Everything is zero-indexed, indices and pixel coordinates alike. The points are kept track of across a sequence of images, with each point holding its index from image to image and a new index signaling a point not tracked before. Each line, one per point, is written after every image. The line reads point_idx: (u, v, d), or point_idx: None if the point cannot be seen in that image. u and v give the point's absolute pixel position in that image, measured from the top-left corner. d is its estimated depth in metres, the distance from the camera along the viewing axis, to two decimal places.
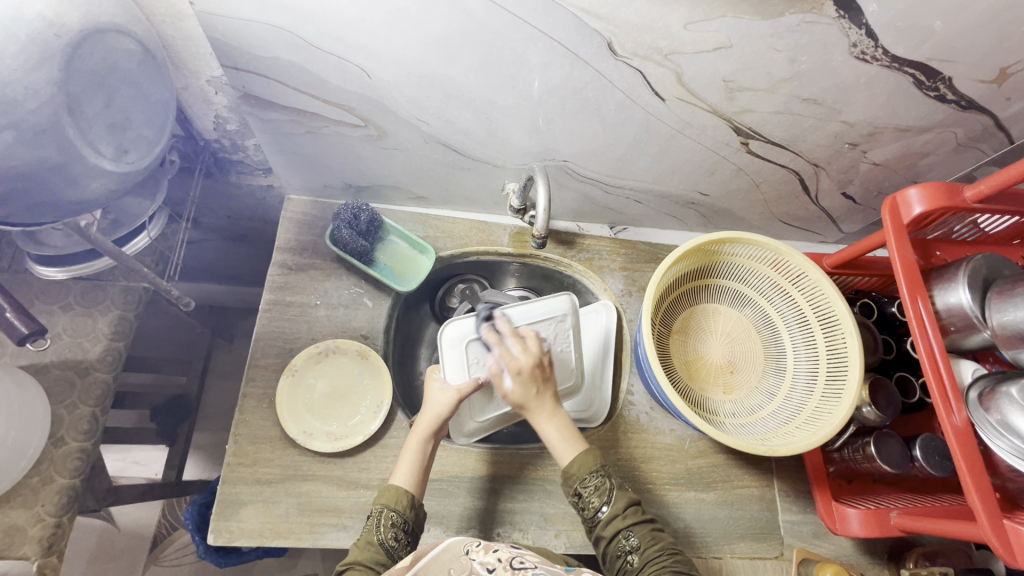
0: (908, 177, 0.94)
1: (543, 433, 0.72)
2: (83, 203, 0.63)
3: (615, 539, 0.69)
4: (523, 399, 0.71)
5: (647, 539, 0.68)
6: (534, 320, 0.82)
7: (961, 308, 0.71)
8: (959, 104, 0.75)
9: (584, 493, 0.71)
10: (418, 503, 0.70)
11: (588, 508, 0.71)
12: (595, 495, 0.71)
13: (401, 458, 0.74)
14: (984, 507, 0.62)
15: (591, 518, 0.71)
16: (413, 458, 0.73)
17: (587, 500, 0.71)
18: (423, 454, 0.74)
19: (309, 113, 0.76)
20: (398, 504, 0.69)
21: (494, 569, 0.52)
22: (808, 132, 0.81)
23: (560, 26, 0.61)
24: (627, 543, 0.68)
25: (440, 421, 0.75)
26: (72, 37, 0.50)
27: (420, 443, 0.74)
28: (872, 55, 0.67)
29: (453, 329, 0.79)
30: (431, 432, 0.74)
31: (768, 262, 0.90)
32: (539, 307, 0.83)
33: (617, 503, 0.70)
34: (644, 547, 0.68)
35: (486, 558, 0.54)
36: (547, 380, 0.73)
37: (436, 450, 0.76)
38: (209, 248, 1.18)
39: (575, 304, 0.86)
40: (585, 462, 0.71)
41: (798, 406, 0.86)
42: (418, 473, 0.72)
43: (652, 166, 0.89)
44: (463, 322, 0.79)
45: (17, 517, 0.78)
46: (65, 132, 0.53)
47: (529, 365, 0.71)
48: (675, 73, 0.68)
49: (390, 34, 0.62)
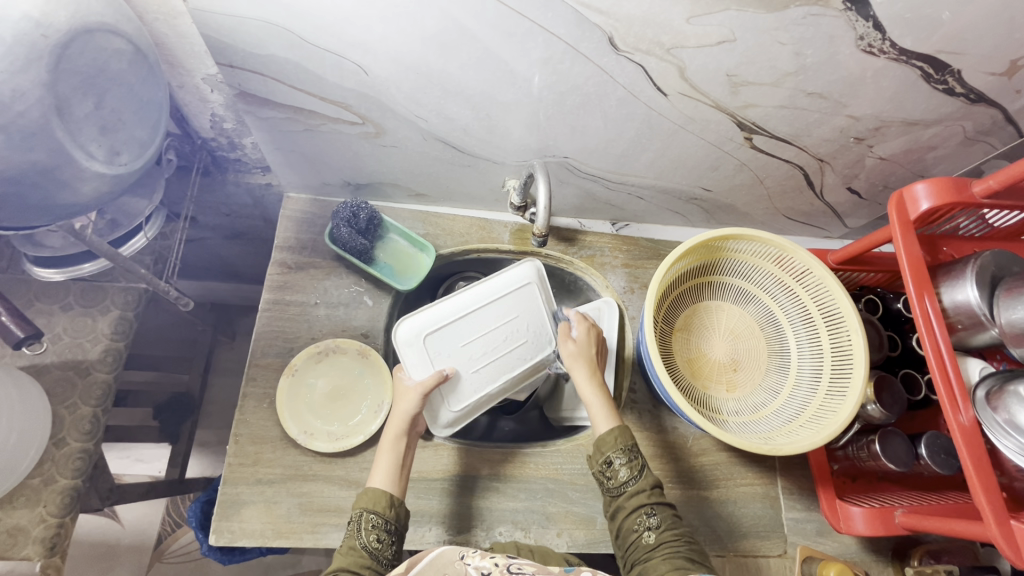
0: (914, 171, 0.93)
1: (585, 395, 0.77)
2: (77, 205, 0.62)
3: (634, 514, 0.68)
4: (583, 353, 0.81)
5: (668, 521, 0.68)
6: (491, 297, 0.82)
7: (969, 305, 0.70)
8: (967, 98, 0.74)
9: (613, 463, 0.71)
10: (396, 503, 0.70)
11: (614, 478, 0.71)
12: (625, 468, 0.71)
13: (379, 458, 0.74)
14: (991, 508, 0.61)
15: (617, 487, 0.70)
16: (389, 459, 0.73)
17: (616, 471, 0.71)
18: (399, 453, 0.74)
19: (306, 111, 0.75)
20: (377, 505, 0.69)
21: (490, 573, 0.53)
22: (813, 127, 0.79)
23: (560, 20, 0.60)
24: (647, 521, 0.67)
25: (411, 420, 0.76)
26: (60, 37, 0.49)
27: (395, 442, 0.75)
28: (879, 47, 0.65)
29: (408, 326, 0.78)
30: (403, 431, 0.75)
31: (772, 258, 0.89)
32: (502, 280, 0.83)
33: (646, 479, 0.70)
34: (663, 527, 0.67)
35: (481, 563, 0.54)
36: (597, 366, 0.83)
37: (412, 450, 0.77)
38: (209, 246, 1.17)
39: (541, 270, 0.86)
40: (619, 436, 0.72)
41: (802, 403, 0.85)
42: (396, 475, 0.73)
43: (654, 161, 0.87)
44: (415, 318, 0.78)
45: (19, 518, 0.78)
46: (54, 134, 0.52)
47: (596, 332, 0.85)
48: (678, 68, 0.67)
49: (387, 30, 0.61)
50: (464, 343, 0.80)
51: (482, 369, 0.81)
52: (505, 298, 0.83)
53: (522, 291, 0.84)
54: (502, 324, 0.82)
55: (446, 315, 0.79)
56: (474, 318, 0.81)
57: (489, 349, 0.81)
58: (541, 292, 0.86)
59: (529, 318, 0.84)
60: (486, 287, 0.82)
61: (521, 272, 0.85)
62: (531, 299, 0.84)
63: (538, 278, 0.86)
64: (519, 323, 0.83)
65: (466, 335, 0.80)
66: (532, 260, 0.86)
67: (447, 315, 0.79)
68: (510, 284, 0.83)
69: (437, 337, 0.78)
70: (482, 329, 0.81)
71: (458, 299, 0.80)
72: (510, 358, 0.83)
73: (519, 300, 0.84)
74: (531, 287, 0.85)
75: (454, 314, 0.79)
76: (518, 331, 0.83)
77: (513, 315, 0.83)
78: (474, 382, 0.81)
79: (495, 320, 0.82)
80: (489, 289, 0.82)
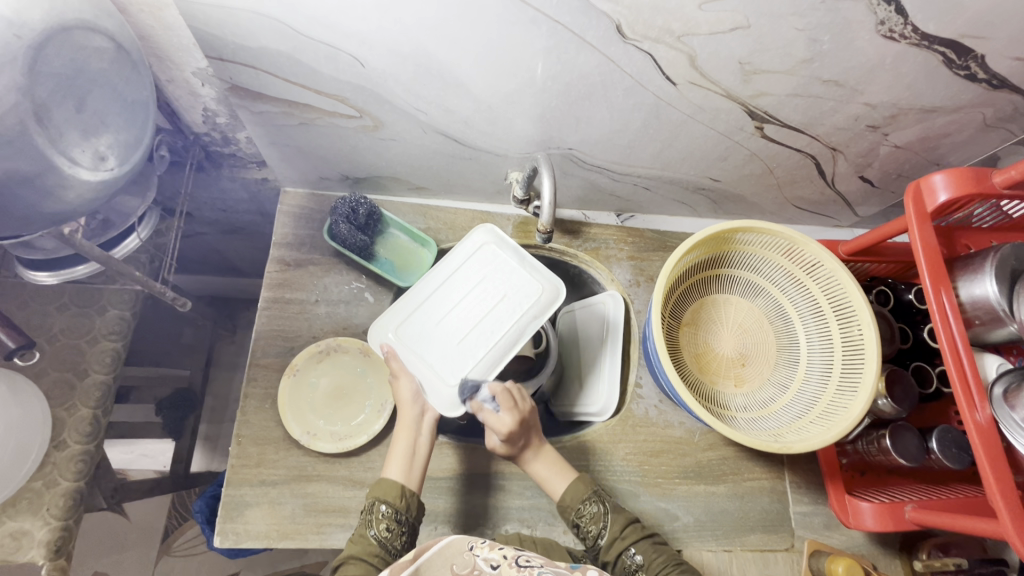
0: (930, 159, 0.90)
1: (535, 473, 0.75)
2: (65, 212, 0.60)
3: (618, 560, 0.70)
4: (513, 451, 0.74)
5: (651, 554, 0.70)
6: (455, 266, 0.81)
7: (988, 301, 0.68)
8: (990, 84, 0.71)
9: (581, 522, 0.72)
10: (408, 494, 0.69)
11: (587, 536, 0.72)
12: (592, 522, 0.72)
13: (392, 450, 0.73)
14: (1008, 507, 0.60)
15: (592, 544, 0.71)
16: (403, 450, 0.72)
17: (586, 529, 0.72)
18: (411, 445, 0.73)
19: (301, 105, 0.73)
20: (389, 495, 0.68)
21: (499, 565, 0.53)
22: (827, 115, 0.76)
23: (565, 8, 0.57)
24: (632, 562, 0.69)
25: (419, 403, 0.75)
26: (35, 37, 0.46)
27: (405, 432, 0.73)
28: (900, 33, 0.62)
29: (379, 326, 0.78)
30: (413, 420, 0.74)
31: (782, 251, 0.87)
32: (461, 248, 0.82)
33: (615, 525, 0.71)
34: (650, 562, 0.69)
35: (490, 555, 0.55)
36: (530, 429, 0.75)
37: (428, 439, 0.74)
38: (207, 240, 1.15)
39: (495, 230, 0.83)
40: (578, 490, 0.73)
41: (812, 398, 0.84)
42: (407, 461, 0.72)
43: (662, 151, 0.85)
44: (385, 316, 0.79)
45: (23, 522, 0.77)
46: (34, 140, 0.49)
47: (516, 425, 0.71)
48: (688, 56, 0.64)
49: (382, 21, 0.58)
50: (438, 322, 0.78)
51: (467, 336, 0.77)
52: (468, 263, 0.81)
53: (484, 251, 0.82)
54: (473, 286, 0.79)
55: (412, 302, 0.79)
56: (444, 294, 0.79)
57: (467, 314, 0.78)
58: (505, 244, 0.82)
59: (503, 273, 0.80)
60: (444, 262, 0.81)
61: (477, 234, 0.83)
62: (496, 256, 0.81)
63: (493, 238, 0.82)
64: (492, 281, 0.80)
65: (438, 312, 0.78)
66: (482, 224, 0.84)
67: (412, 301, 0.79)
68: (474, 244, 0.82)
69: (411, 327, 0.78)
70: (454, 299, 0.79)
71: (424, 279, 0.80)
72: (497, 317, 0.78)
73: (484, 261, 0.81)
74: (493, 244, 0.82)
75: (419, 298, 0.79)
76: (493, 289, 0.79)
77: (481, 280, 0.80)
78: (464, 352, 0.76)
79: (464, 287, 0.80)
80: (449, 261, 0.81)
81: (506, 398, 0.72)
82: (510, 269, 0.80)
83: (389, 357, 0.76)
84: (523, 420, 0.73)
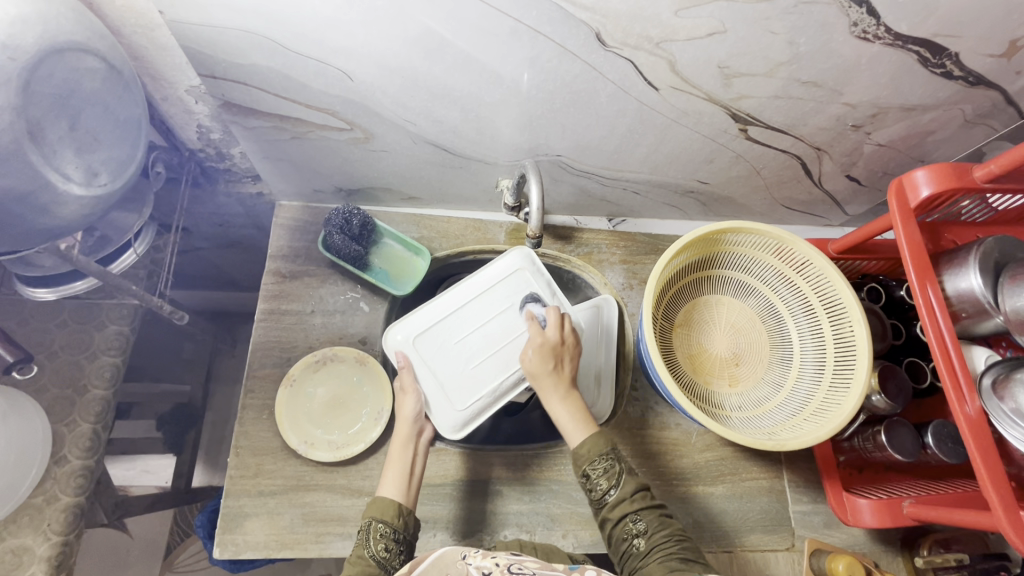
0: (914, 156, 0.91)
1: (554, 414, 0.73)
2: (61, 229, 0.61)
3: (621, 523, 0.68)
4: (540, 371, 0.75)
5: (655, 524, 0.67)
6: (483, 290, 0.84)
7: (973, 294, 0.69)
8: (966, 80, 0.72)
9: (592, 474, 0.70)
10: (405, 512, 0.69)
11: (595, 491, 0.70)
12: (603, 479, 0.69)
13: (387, 467, 0.73)
14: (1000, 499, 0.60)
15: (599, 500, 0.69)
16: (399, 467, 0.72)
17: (596, 483, 0.69)
18: (408, 462, 0.73)
19: (292, 119, 0.74)
20: (386, 515, 0.68)
21: (491, 572, 0.53)
22: (809, 116, 0.78)
23: (544, 18, 0.58)
24: (635, 528, 0.67)
25: (416, 422, 0.76)
26: (29, 60, 0.48)
27: (402, 449, 0.74)
28: (873, 34, 0.64)
29: (399, 332, 0.81)
30: (410, 437, 0.75)
31: (772, 251, 0.88)
32: (491, 271, 0.85)
33: (626, 487, 0.69)
34: (652, 532, 0.67)
35: (483, 562, 0.55)
36: (567, 360, 0.78)
37: (423, 457, 0.75)
38: (205, 256, 1.16)
39: (533, 257, 0.88)
40: (596, 444, 0.70)
41: (806, 396, 0.84)
42: (404, 480, 0.72)
43: (649, 155, 0.86)
44: (406, 323, 0.81)
45: (24, 538, 0.78)
46: (29, 158, 0.51)
47: (555, 340, 0.77)
48: (668, 62, 0.66)
49: (368, 35, 0.59)
50: (456, 342, 0.81)
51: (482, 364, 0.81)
52: (497, 288, 0.85)
53: (515, 278, 0.86)
54: (497, 314, 0.83)
55: (437, 315, 0.82)
56: (467, 314, 0.83)
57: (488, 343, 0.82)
58: (536, 276, 0.87)
59: (528, 308, 0.84)
60: (475, 281, 0.84)
61: (512, 260, 0.87)
62: (525, 286, 0.85)
63: (527, 266, 0.87)
64: (515, 312, 0.84)
65: (459, 333, 0.82)
66: (519, 248, 0.88)
67: (437, 313, 0.82)
68: (506, 269, 0.86)
69: (428, 340, 0.81)
70: (477, 322, 0.83)
71: (451, 295, 0.84)
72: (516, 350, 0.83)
73: (512, 291, 0.85)
74: (523, 273, 0.86)
75: (444, 312, 0.83)
76: (515, 320, 0.83)
77: (507, 309, 0.84)
78: (478, 378, 0.81)
79: (491, 311, 0.83)
80: (479, 282, 0.85)
81: (555, 314, 0.80)
82: (536, 304, 0.85)
83: (403, 367, 0.78)
84: (563, 345, 0.78)
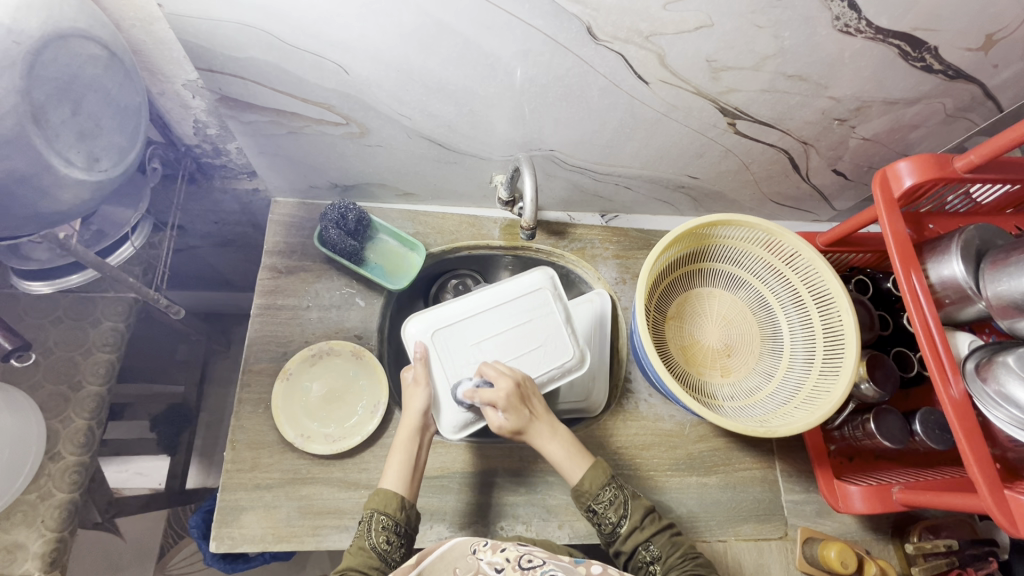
0: (898, 150, 0.93)
1: (553, 454, 0.73)
2: (59, 214, 0.62)
3: (635, 552, 0.71)
4: (522, 423, 0.72)
5: (667, 547, 0.72)
6: (505, 298, 0.83)
7: (956, 280, 0.71)
8: (946, 74, 0.74)
9: (600, 509, 0.72)
10: (407, 506, 0.70)
11: (605, 524, 0.72)
12: (612, 511, 0.72)
13: (391, 460, 0.74)
14: (985, 478, 0.62)
15: (611, 533, 0.71)
16: (402, 460, 0.73)
17: (605, 516, 0.71)
18: (411, 455, 0.74)
19: (288, 113, 0.75)
20: (388, 507, 0.69)
21: (503, 569, 0.54)
22: (795, 110, 0.80)
23: (537, 12, 0.60)
24: (649, 555, 0.71)
25: (423, 416, 0.76)
26: (33, 44, 0.48)
27: (408, 442, 0.74)
28: (855, 28, 0.66)
29: (417, 323, 0.79)
30: (416, 430, 0.75)
31: (762, 243, 0.89)
32: (514, 284, 0.84)
33: (635, 515, 0.72)
34: (666, 556, 0.71)
35: (494, 558, 0.56)
36: (531, 399, 0.74)
37: (426, 450, 0.77)
38: (200, 255, 1.16)
39: (553, 278, 0.86)
40: (597, 478, 0.72)
41: (796, 385, 0.86)
42: (406, 473, 0.73)
43: (640, 150, 0.88)
44: (424, 316, 0.80)
45: (17, 534, 0.77)
46: (33, 142, 0.51)
47: (513, 391, 0.72)
48: (658, 55, 0.67)
49: (365, 29, 0.61)
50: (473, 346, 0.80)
51: None
52: (519, 300, 0.83)
53: (537, 294, 0.84)
54: (517, 326, 0.82)
55: (458, 313, 0.81)
56: (486, 319, 0.81)
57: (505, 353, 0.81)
58: (556, 298, 0.85)
59: (546, 323, 0.83)
60: (500, 288, 0.84)
61: (534, 278, 0.86)
62: (546, 304, 0.84)
63: (549, 285, 0.85)
64: (534, 326, 0.83)
65: (476, 336, 0.80)
66: (542, 268, 0.87)
67: (455, 313, 0.81)
68: (530, 284, 0.85)
69: (447, 334, 0.79)
70: (496, 329, 0.81)
71: (472, 298, 0.82)
72: (531, 361, 0.81)
73: (533, 305, 0.84)
74: (545, 291, 0.85)
75: (463, 312, 0.81)
76: (533, 335, 0.82)
77: (528, 320, 0.83)
78: None
79: (511, 321, 0.82)
80: (501, 290, 0.83)
81: (491, 367, 0.74)
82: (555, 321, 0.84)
83: (418, 358, 0.77)
84: (520, 385, 0.74)
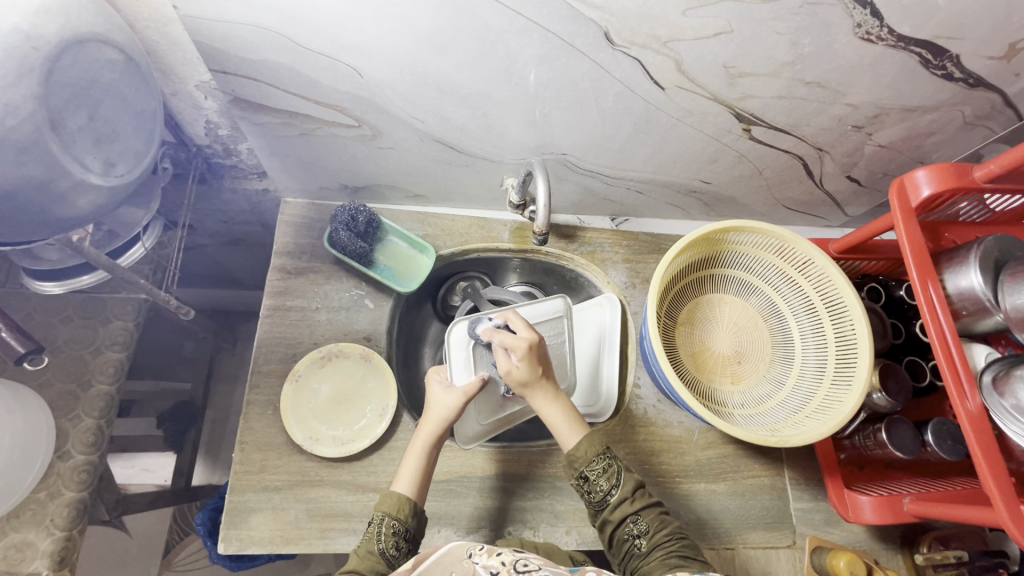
0: (914, 157, 0.92)
1: (546, 415, 0.73)
2: (74, 218, 0.62)
3: (622, 524, 0.70)
4: (531, 377, 0.72)
5: (655, 522, 0.69)
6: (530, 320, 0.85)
7: (974, 292, 0.70)
8: (966, 82, 0.73)
9: (590, 476, 0.72)
10: (418, 510, 0.70)
11: (596, 492, 0.72)
12: (603, 479, 0.71)
13: (404, 464, 0.74)
14: (1001, 493, 0.61)
15: (600, 500, 0.71)
16: (414, 464, 0.73)
17: (595, 483, 0.71)
18: (425, 460, 0.73)
19: (301, 115, 0.75)
20: (399, 512, 0.69)
21: (497, 572, 0.53)
22: (812, 116, 0.79)
23: (555, 17, 0.59)
24: (635, 528, 0.69)
25: (445, 424, 0.74)
26: (51, 50, 0.48)
27: (425, 447, 0.73)
28: (877, 35, 0.65)
29: (462, 330, 0.81)
30: (435, 437, 0.74)
31: (774, 250, 0.88)
32: (534, 310, 0.86)
33: (626, 486, 0.71)
34: (652, 531, 0.69)
35: (489, 562, 0.54)
36: (547, 361, 0.74)
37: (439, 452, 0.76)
38: (208, 253, 1.16)
39: (569, 306, 0.89)
40: (590, 446, 0.72)
41: (809, 394, 0.85)
42: (418, 477, 0.72)
43: (653, 155, 0.87)
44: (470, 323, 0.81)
45: (26, 533, 0.78)
46: (49, 147, 0.51)
47: (535, 344, 0.72)
48: (675, 61, 0.67)
49: (380, 33, 0.60)
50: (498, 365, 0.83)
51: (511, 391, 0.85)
52: (537, 328, 0.86)
53: (552, 323, 0.88)
54: None
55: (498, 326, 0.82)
56: None
57: None
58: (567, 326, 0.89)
59: (554, 349, 0.88)
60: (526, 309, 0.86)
61: (551, 306, 0.88)
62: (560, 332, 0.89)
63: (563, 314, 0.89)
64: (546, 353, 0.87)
65: None
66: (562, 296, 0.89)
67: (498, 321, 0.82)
68: (547, 311, 0.88)
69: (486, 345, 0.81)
70: None
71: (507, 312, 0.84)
72: None
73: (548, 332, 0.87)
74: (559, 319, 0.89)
75: None
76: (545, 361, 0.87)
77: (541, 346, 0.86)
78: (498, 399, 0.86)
79: None
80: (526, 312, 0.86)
81: (520, 320, 0.74)
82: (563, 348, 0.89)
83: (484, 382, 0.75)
84: (541, 343, 0.73)
